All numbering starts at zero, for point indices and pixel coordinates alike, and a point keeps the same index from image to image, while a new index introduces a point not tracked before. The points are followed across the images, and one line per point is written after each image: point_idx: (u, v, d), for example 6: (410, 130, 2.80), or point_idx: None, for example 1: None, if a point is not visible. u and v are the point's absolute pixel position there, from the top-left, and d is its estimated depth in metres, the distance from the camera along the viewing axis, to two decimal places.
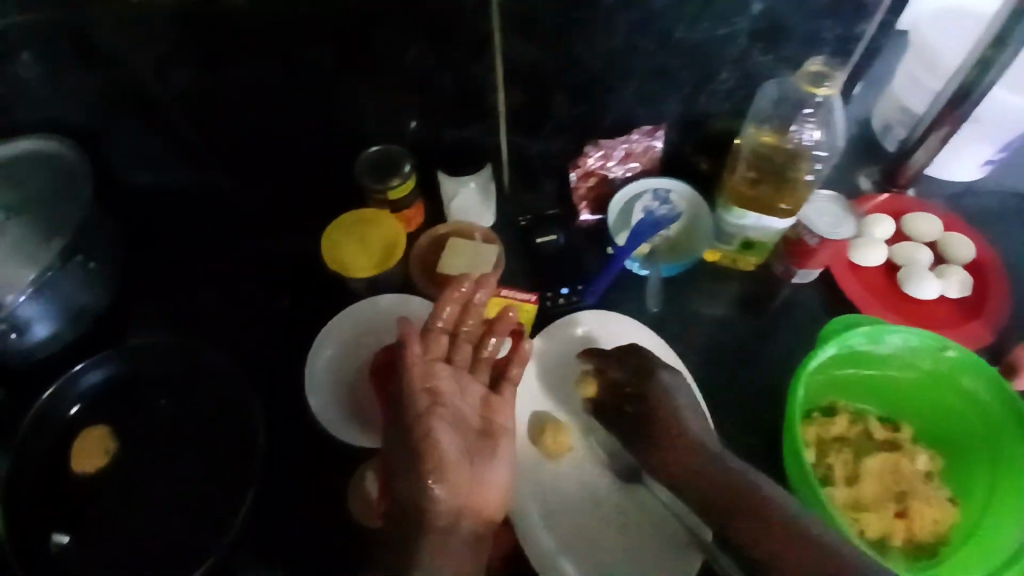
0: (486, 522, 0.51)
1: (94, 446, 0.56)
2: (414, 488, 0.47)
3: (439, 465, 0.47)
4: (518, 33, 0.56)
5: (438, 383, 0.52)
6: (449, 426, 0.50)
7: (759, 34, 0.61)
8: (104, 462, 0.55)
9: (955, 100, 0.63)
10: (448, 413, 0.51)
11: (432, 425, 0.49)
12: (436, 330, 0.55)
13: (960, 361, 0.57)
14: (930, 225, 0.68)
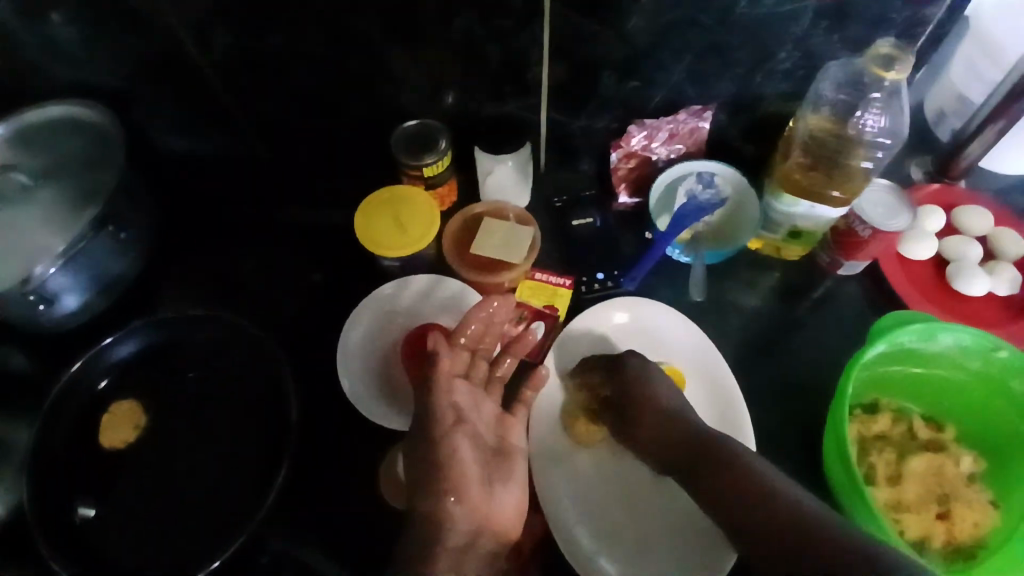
0: (503, 542, 0.52)
1: (123, 420, 0.60)
2: (433, 500, 0.49)
3: (458, 483, 0.50)
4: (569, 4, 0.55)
5: (458, 399, 0.54)
6: (469, 445, 0.52)
7: (826, 12, 0.57)
8: (134, 435, 0.60)
9: (1014, 93, 0.64)
10: (468, 428, 0.53)
11: (451, 440, 0.51)
12: (458, 346, 0.57)
13: (1012, 362, 0.54)
14: (980, 221, 0.69)
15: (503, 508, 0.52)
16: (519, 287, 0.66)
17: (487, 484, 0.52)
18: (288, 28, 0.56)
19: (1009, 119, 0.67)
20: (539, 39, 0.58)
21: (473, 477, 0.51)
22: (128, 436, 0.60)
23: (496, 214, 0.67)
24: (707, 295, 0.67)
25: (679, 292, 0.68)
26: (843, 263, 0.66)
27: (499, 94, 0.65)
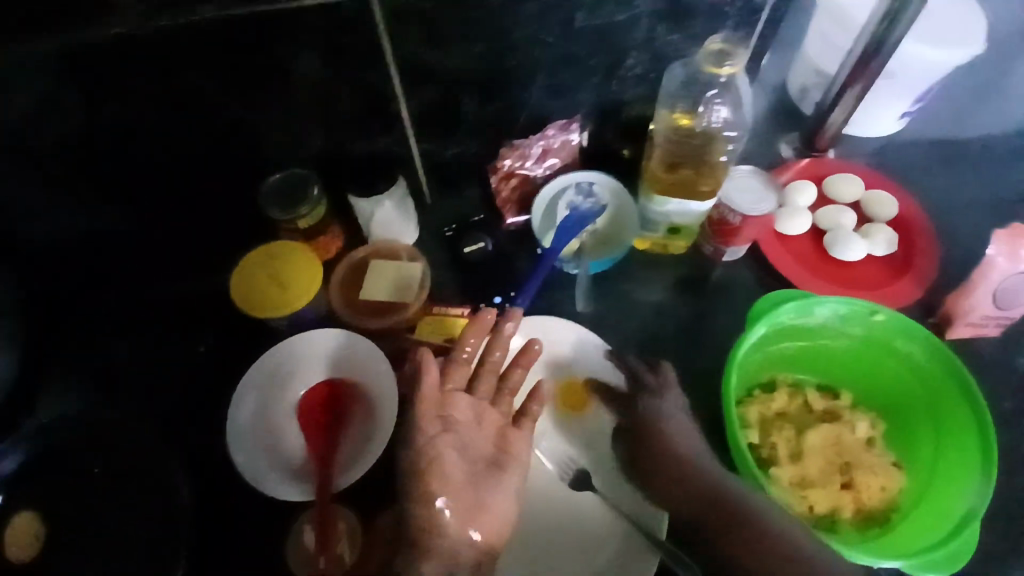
0: (487, 551, 0.48)
1: (22, 535, 0.56)
2: (421, 506, 0.48)
3: (444, 483, 0.49)
4: (406, 39, 0.55)
5: (454, 409, 0.54)
6: (456, 452, 0.51)
7: (660, 15, 0.59)
8: (35, 547, 0.55)
9: (867, 55, 0.66)
10: (457, 439, 0.52)
11: (441, 446, 0.50)
12: (460, 359, 0.57)
13: (892, 325, 0.57)
14: (850, 188, 0.73)
15: (494, 512, 0.50)
16: (420, 324, 0.64)
17: (478, 496, 0.50)
18: (139, 95, 0.56)
19: (864, 83, 0.69)
20: (390, 74, 0.58)
21: (461, 489, 0.49)
22: (30, 550, 0.55)
23: (383, 254, 0.66)
24: (607, 300, 0.69)
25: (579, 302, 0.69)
26: (726, 249, 0.68)
27: (363, 133, 0.64)
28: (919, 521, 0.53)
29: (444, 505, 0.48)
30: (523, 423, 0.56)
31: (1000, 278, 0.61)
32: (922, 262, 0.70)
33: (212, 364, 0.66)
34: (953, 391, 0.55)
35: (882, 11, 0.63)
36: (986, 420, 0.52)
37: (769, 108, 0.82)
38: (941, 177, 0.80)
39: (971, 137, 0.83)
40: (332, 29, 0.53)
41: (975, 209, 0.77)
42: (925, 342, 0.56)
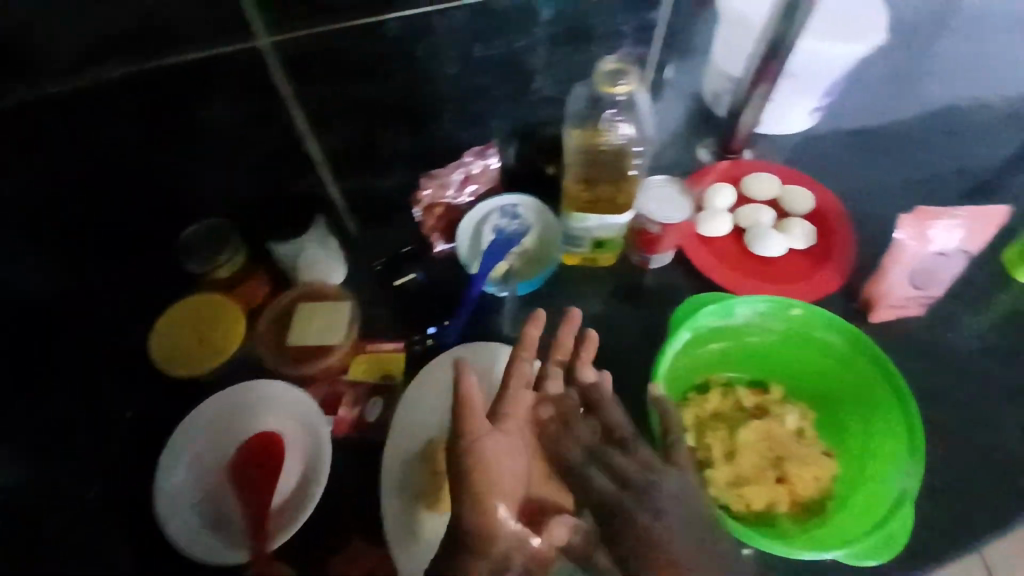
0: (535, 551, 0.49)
1: None
2: (474, 510, 0.47)
3: (496, 486, 0.49)
4: (300, 75, 0.55)
5: (513, 411, 0.54)
6: (506, 453, 0.51)
7: (560, 39, 0.59)
8: None
9: (770, 51, 0.67)
10: (510, 441, 0.52)
11: (490, 450, 0.50)
12: (520, 358, 0.56)
13: (807, 316, 0.58)
14: (766, 185, 0.75)
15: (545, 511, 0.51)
16: (354, 364, 0.64)
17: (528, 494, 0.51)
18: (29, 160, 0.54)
19: (769, 81, 0.71)
20: (293, 117, 0.59)
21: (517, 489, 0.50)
22: None
23: (310, 297, 0.66)
24: (543, 320, 0.70)
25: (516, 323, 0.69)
26: (651, 258, 0.70)
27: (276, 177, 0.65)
28: (855, 506, 0.53)
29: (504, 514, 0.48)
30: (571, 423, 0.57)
31: (914, 258, 0.63)
32: (839, 252, 0.72)
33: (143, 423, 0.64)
34: (874, 374, 0.56)
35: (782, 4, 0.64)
36: (906, 400, 0.53)
37: (687, 115, 0.85)
38: (854, 166, 0.83)
39: (877, 124, 0.86)
40: (232, 77, 0.54)
41: (887, 192, 0.80)
42: (839, 329, 0.58)
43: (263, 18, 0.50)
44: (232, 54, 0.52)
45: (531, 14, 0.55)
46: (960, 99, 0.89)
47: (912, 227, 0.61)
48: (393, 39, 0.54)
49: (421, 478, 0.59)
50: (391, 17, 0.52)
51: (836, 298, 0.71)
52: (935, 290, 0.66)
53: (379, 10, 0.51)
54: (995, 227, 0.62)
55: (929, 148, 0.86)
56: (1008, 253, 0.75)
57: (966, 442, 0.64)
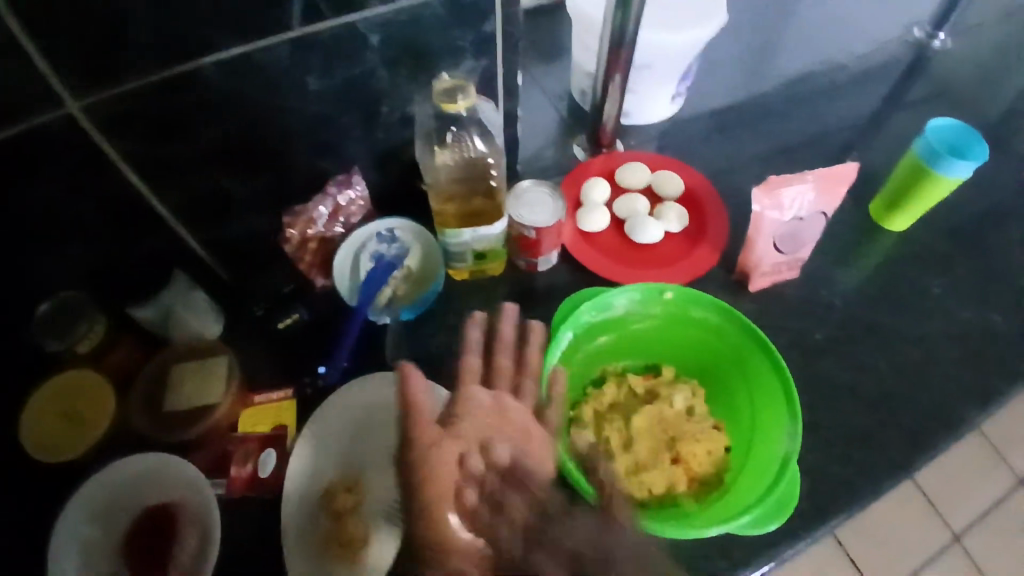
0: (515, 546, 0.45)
1: None
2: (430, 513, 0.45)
3: (445, 489, 0.46)
4: (124, 132, 0.52)
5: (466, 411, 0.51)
6: (459, 455, 0.48)
7: (396, 60, 0.58)
8: None
9: (615, 43, 0.68)
10: (466, 440, 0.49)
11: (438, 458, 0.48)
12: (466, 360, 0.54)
13: (679, 297, 0.61)
14: (638, 175, 0.77)
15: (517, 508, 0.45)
16: (241, 418, 0.63)
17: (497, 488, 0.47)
18: None
19: (623, 71, 0.72)
20: (128, 176, 0.56)
21: (488, 483, 0.46)
22: None
23: (183, 355, 0.64)
24: (437, 339, 0.69)
25: (410, 347, 0.68)
26: (537, 261, 0.71)
27: (126, 239, 0.61)
28: (747, 475, 0.55)
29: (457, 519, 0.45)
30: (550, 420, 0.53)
31: (774, 227, 0.66)
32: (712, 229, 0.75)
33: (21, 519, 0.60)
34: (750, 343, 0.59)
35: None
36: (781, 367, 0.56)
37: (559, 117, 0.88)
38: (723, 143, 0.86)
39: (741, 100, 0.90)
40: (54, 148, 0.50)
41: (754, 163, 0.84)
42: (712, 307, 0.60)
43: (67, 84, 0.47)
44: (45, 125, 0.49)
45: (359, 40, 0.54)
46: (815, 66, 0.94)
47: (764, 199, 0.63)
48: (215, 82, 0.52)
49: (323, 523, 0.57)
50: (204, 63, 0.50)
51: (714, 273, 0.74)
52: (801, 253, 0.69)
53: (192, 58, 0.50)
54: (844, 187, 0.65)
55: (792, 116, 0.89)
56: (871, 207, 0.80)
57: (853, 391, 0.67)
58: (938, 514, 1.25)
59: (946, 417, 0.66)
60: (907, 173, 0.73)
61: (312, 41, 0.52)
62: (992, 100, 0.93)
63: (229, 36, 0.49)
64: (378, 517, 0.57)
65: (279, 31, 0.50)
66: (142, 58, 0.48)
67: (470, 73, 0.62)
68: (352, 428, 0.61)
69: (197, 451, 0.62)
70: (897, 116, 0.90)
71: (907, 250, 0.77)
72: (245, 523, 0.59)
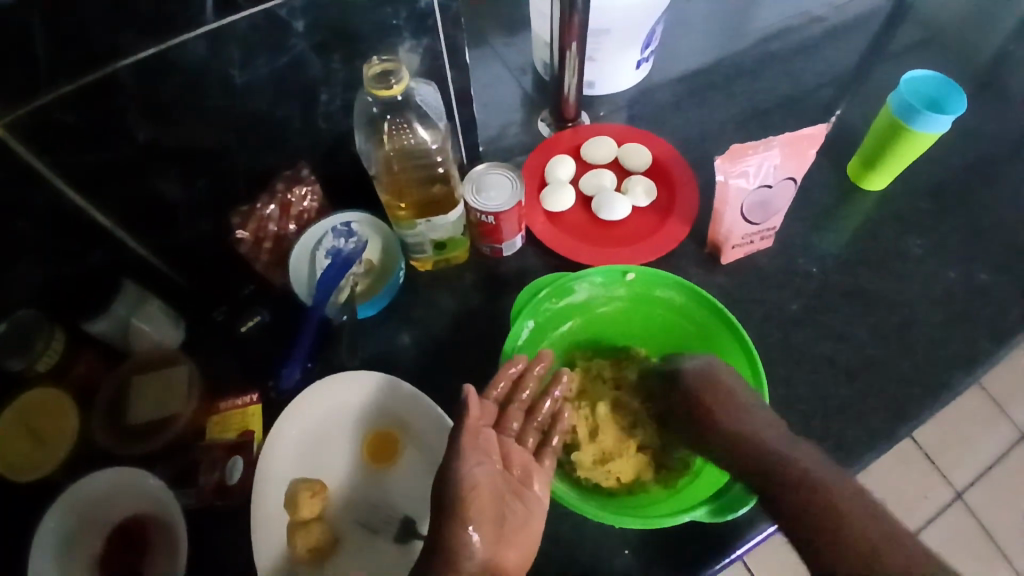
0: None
1: None
2: (453, 534, 0.41)
3: (475, 508, 0.43)
4: (49, 146, 0.50)
5: (493, 447, 0.47)
6: (492, 483, 0.45)
7: (325, 46, 0.55)
8: None
9: (566, 9, 0.65)
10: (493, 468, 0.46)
11: (481, 484, 0.44)
12: (491, 400, 0.52)
13: (643, 278, 0.61)
14: (603, 148, 0.74)
15: (512, 544, 0.44)
16: (208, 426, 0.62)
17: (508, 523, 0.45)
18: None
19: (578, 38, 0.68)
20: (64, 189, 0.54)
21: (498, 517, 0.44)
22: None
23: (144, 366, 0.63)
24: (402, 333, 0.68)
25: (375, 342, 0.67)
26: (501, 246, 0.68)
27: (72, 252, 0.58)
28: None
29: (476, 534, 0.41)
30: (548, 456, 0.51)
31: (741, 197, 0.63)
32: (682, 202, 0.72)
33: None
34: (714, 323, 0.60)
35: None
36: (748, 345, 0.57)
37: (523, 91, 0.85)
38: (695, 108, 0.83)
39: (712, 61, 0.86)
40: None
41: (727, 127, 0.81)
42: (676, 287, 0.60)
43: None
44: None
45: (282, 27, 0.52)
46: (790, 19, 0.89)
47: (728, 168, 0.60)
48: (135, 84, 0.50)
49: (291, 535, 0.56)
50: (121, 65, 0.48)
51: (685, 247, 0.71)
52: (773, 221, 0.67)
53: (107, 61, 0.47)
54: (814, 149, 0.61)
55: (767, 74, 0.85)
56: (849, 166, 0.77)
57: (832, 361, 0.65)
58: (938, 470, 1.24)
59: (928, 382, 0.64)
60: (882, 128, 0.70)
61: (230, 33, 0.50)
62: (979, 43, 0.88)
63: (138, 35, 0.47)
64: (346, 522, 0.59)
65: (192, 24, 0.48)
66: (51, 67, 0.46)
67: (412, 53, 0.59)
68: (317, 430, 0.61)
69: (165, 462, 0.61)
70: (879, 67, 0.86)
71: (888, 210, 0.74)
72: (215, 531, 0.59)
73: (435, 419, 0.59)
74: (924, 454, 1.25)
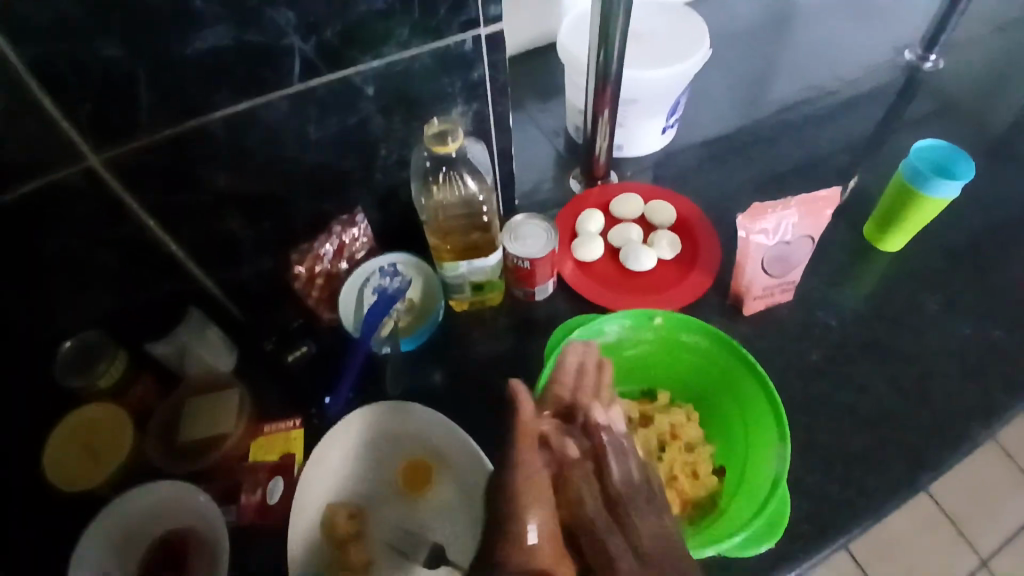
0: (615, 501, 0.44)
1: None
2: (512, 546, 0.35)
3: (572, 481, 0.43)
4: (139, 182, 0.57)
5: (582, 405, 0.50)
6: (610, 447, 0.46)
7: (389, 108, 0.63)
8: None
9: (601, 81, 0.72)
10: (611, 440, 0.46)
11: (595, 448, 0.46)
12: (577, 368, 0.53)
13: (669, 322, 0.65)
14: (630, 205, 0.80)
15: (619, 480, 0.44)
16: (252, 448, 0.65)
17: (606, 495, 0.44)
18: None
19: (610, 107, 0.76)
20: (144, 222, 0.61)
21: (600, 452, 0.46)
22: None
23: (198, 391, 0.68)
24: (437, 369, 0.71)
25: (413, 378, 0.71)
26: (534, 291, 0.73)
27: (142, 279, 0.65)
28: (743, 496, 0.58)
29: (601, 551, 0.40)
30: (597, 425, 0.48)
31: (761, 252, 0.67)
32: (704, 255, 0.77)
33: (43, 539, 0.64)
34: (739, 366, 0.63)
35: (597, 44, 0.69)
36: (771, 389, 0.60)
37: (556, 152, 0.92)
38: (717, 169, 0.89)
39: (734, 128, 0.93)
40: (88, 204, 0.56)
41: (747, 188, 0.86)
42: (700, 332, 0.64)
43: (89, 142, 0.52)
44: (65, 179, 0.54)
45: (354, 92, 0.59)
46: (806, 93, 0.97)
47: (748, 226, 0.65)
48: (222, 134, 0.57)
49: (325, 553, 0.59)
50: (211, 120, 0.55)
51: (709, 299, 0.75)
52: (792, 275, 0.70)
53: (200, 116, 0.55)
54: (829, 211, 0.66)
55: (785, 141, 0.92)
56: (865, 229, 0.81)
57: (853, 412, 0.67)
58: (964, 537, 1.22)
59: (947, 432, 0.65)
60: (895, 193, 0.75)
61: (311, 95, 0.58)
62: (989, 116, 0.94)
63: (232, 94, 0.54)
64: (380, 544, 0.61)
65: (281, 87, 0.56)
66: (155, 117, 0.53)
67: (462, 116, 0.67)
68: (358, 457, 0.64)
69: (209, 481, 0.64)
70: (893, 137, 0.92)
71: (904, 270, 0.78)
72: (253, 553, 0.61)
73: (469, 451, 0.62)
74: (949, 518, 1.23)
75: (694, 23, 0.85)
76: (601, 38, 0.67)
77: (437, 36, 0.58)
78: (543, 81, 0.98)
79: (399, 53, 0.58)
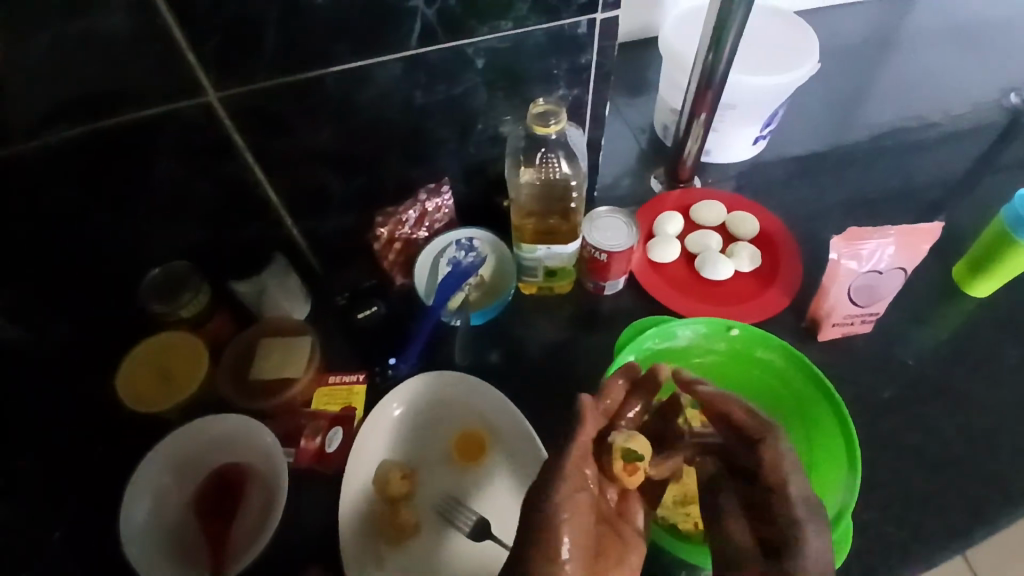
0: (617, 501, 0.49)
1: None
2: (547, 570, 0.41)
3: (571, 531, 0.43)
4: (251, 123, 0.59)
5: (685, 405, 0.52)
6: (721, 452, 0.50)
7: (493, 82, 0.63)
8: None
9: (704, 83, 0.71)
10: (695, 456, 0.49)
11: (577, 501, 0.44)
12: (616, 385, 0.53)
13: (746, 335, 0.65)
14: (713, 212, 0.78)
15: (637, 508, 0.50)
16: (315, 396, 0.67)
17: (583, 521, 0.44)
18: None
19: (708, 110, 0.74)
20: (247, 162, 0.63)
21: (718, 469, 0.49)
22: None
23: (273, 332, 0.70)
24: (496, 348, 0.72)
25: (474, 352, 0.71)
26: (605, 284, 0.72)
27: (232, 217, 0.68)
28: None
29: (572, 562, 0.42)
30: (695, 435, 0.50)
31: (851, 277, 0.65)
32: (784, 273, 0.75)
33: (111, 449, 0.67)
34: (814, 388, 0.62)
35: (706, 44, 0.67)
36: (846, 417, 0.59)
37: (639, 148, 0.91)
38: (805, 187, 0.86)
39: (827, 147, 0.90)
40: (199, 137, 0.58)
41: (835, 211, 0.84)
42: (779, 350, 0.64)
43: (210, 77, 0.54)
44: (183, 110, 0.56)
45: (465, 62, 0.60)
46: (908, 121, 0.93)
47: (842, 248, 0.63)
48: (331, 87, 0.58)
49: (377, 505, 0.61)
50: (325, 72, 0.57)
51: (782, 319, 0.73)
52: (876, 307, 0.68)
53: (317, 68, 0.56)
54: (927, 244, 0.64)
55: (878, 168, 0.88)
56: (954, 269, 0.78)
57: (920, 454, 0.65)
58: None
59: (1016, 490, 0.63)
60: (992, 237, 0.72)
61: (424, 61, 0.58)
62: None
63: (350, 50, 0.55)
64: (425, 507, 0.63)
65: (397, 48, 0.56)
66: (275, 62, 0.55)
67: (561, 100, 0.67)
68: (413, 419, 0.66)
69: (271, 421, 0.66)
70: (994, 177, 0.88)
71: (990, 316, 0.75)
72: (305, 496, 0.63)
73: (521, 429, 0.63)
74: None
75: (806, 33, 0.82)
76: (714, 41, 0.66)
77: (554, 15, 0.57)
78: (636, 76, 0.96)
79: (515, 29, 0.58)
